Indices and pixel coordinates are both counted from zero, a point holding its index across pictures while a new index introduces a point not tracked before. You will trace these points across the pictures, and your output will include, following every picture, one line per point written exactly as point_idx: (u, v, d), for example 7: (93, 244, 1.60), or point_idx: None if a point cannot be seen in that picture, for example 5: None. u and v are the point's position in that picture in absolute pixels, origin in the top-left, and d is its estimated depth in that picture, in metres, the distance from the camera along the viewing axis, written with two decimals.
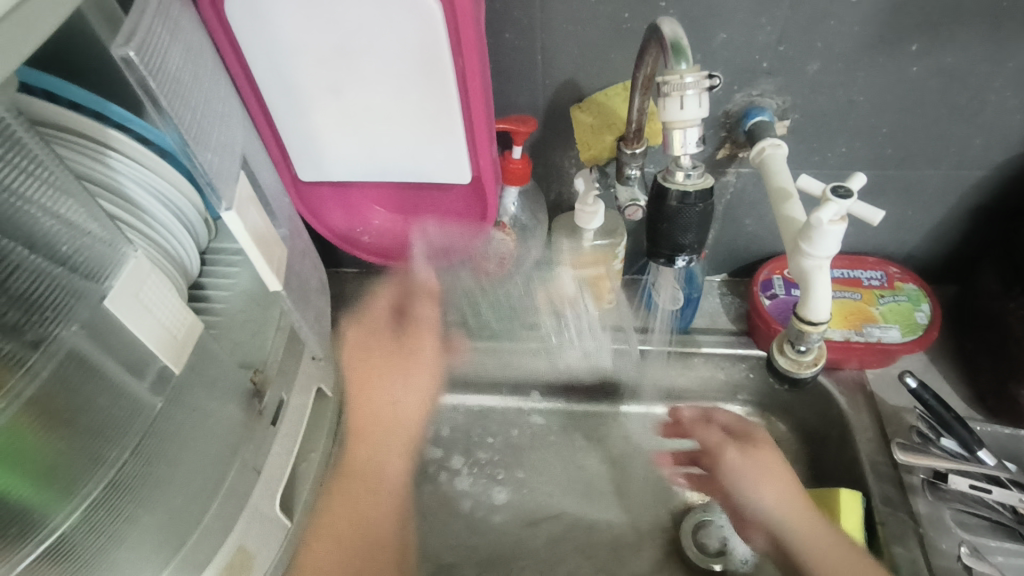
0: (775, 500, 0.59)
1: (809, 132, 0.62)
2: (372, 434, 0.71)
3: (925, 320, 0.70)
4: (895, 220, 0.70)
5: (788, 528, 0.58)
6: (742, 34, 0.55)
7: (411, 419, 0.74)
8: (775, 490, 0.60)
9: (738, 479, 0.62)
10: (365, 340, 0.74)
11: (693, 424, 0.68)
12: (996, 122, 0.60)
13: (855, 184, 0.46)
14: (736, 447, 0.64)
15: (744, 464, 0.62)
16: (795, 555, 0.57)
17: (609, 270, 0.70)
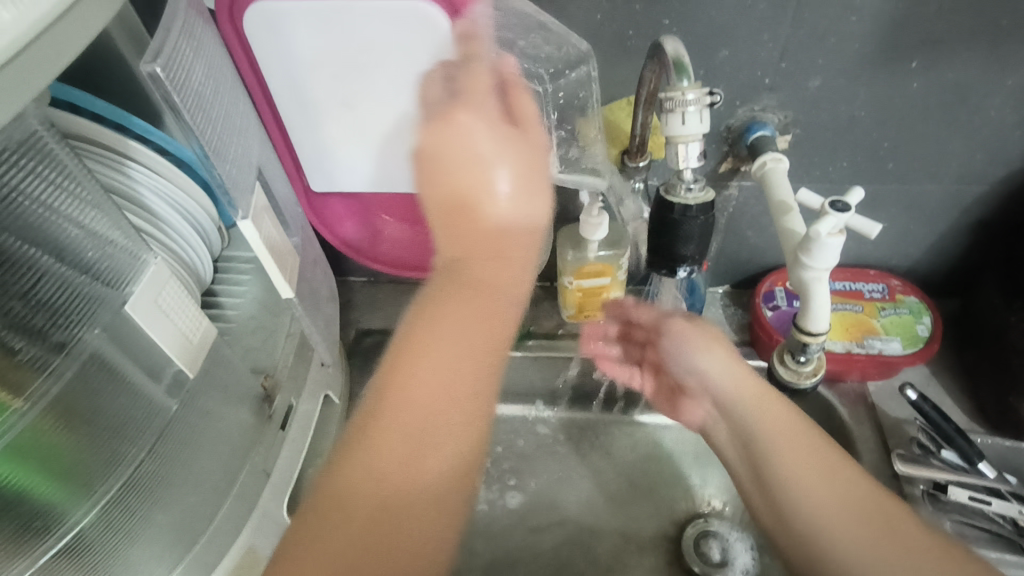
0: (729, 381, 0.53)
1: (810, 147, 0.64)
2: (446, 303, 0.43)
3: (926, 333, 0.70)
4: (896, 234, 0.71)
5: (751, 412, 0.51)
6: (744, 51, 0.57)
7: (507, 273, 0.46)
8: (727, 364, 0.54)
9: (711, 375, 0.54)
10: (481, 120, 0.45)
11: (645, 308, 0.63)
12: (995, 137, 0.61)
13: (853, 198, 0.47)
14: (684, 321, 0.58)
15: (695, 339, 0.57)
16: (767, 457, 0.48)
17: (613, 280, 0.71)
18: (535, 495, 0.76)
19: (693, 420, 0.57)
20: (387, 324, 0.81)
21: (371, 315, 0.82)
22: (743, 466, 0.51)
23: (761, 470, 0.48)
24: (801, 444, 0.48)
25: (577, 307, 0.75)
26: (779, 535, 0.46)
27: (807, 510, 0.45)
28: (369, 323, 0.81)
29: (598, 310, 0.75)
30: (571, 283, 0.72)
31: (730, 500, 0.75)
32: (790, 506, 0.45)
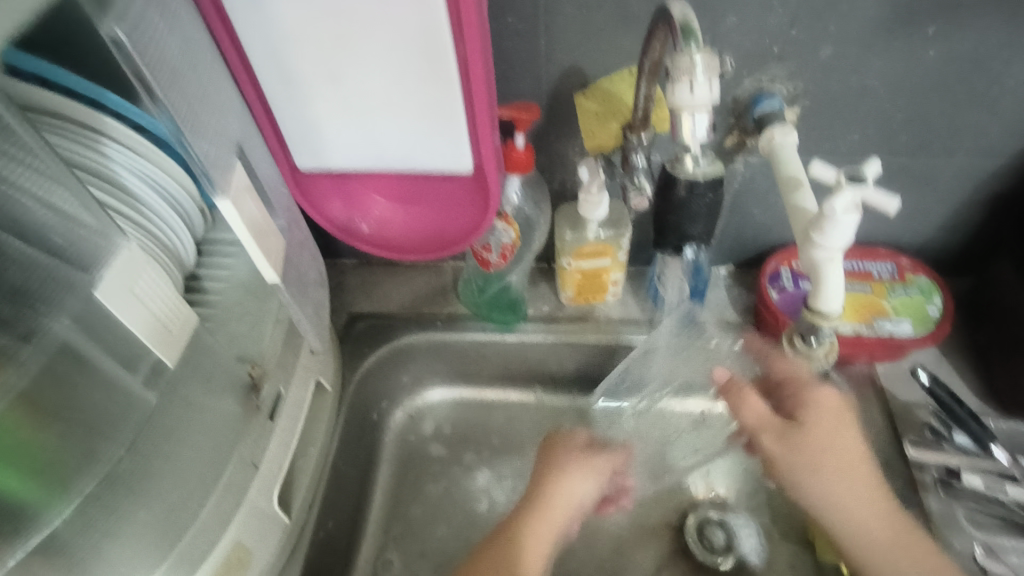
0: (834, 455, 0.55)
1: (819, 120, 0.61)
2: (537, 522, 0.63)
3: (938, 314, 0.68)
4: (906, 211, 0.69)
5: (845, 487, 0.54)
6: (752, 18, 0.54)
7: (570, 485, 0.66)
8: (843, 448, 0.55)
9: (789, 463, 0.56)
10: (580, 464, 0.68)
11: (745, 397, 0.60)
12: (1014, 108, 0.59)
13: (871, 171, 0.44)
14: (824, 396, 0.57)
15: (827, 430, 0.56)
16: (857, 556, 0.54)
17: (613, 262, 0.70)
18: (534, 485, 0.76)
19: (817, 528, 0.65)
20: (378, 308, 0.79)
21: (363, 298, 0.80)
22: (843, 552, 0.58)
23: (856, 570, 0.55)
24: (889, 512, 0.54)
25: (576, 290, 0.74)
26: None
27: (860, 527, 0.54)
28: (360, 306, 0.79)
29: (598, 292, 0.74)
30: (569, 265, 0.69)
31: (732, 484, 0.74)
32: None
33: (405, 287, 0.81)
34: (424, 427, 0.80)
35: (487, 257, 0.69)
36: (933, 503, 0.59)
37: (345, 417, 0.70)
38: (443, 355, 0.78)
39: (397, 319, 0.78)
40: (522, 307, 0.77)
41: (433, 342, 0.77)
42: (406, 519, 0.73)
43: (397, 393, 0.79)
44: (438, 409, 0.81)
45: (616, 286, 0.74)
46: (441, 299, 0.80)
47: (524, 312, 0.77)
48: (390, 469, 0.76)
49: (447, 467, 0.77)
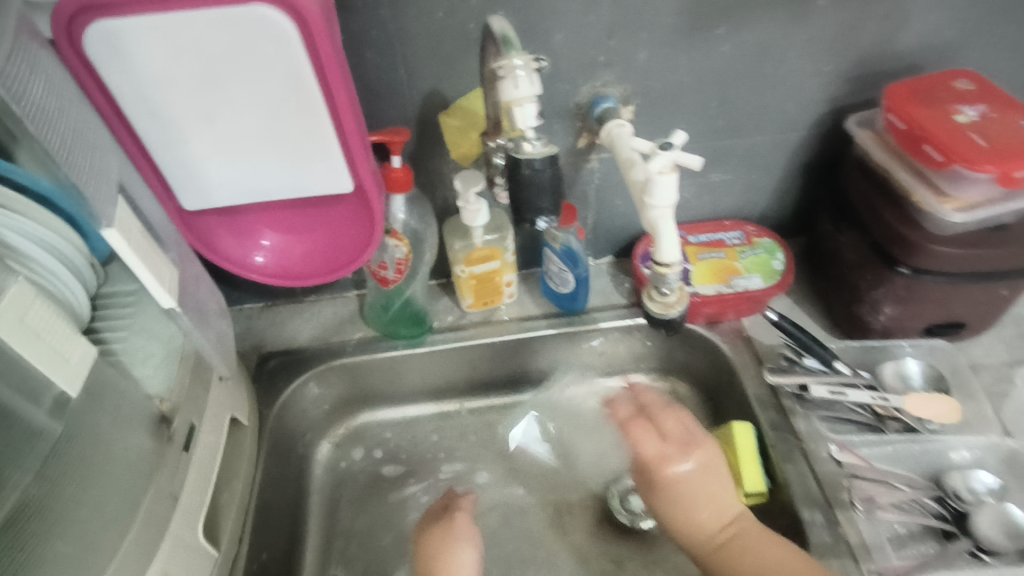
0: (693, 498, 0.62)
1: (651, 115, 0.71)
2: None
3: (781, 266, 0.80)
4: (742, 185, 0.81)
5: (699, 517, 0.61)
6: (575, 34, 0.63)
7: None
8: (707, 488, 0.62)
9: (659, 502, 0.64)
10: None
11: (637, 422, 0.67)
12: (801, 87, 0.71)
13: (677, 141, 0.53)
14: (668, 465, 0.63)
15: (702, 481, 0.62)
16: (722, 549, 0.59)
17: (503, 263, 0.79)
18: (462, 491, 0.80)
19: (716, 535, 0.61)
20: (289, 344, 0.82)
21: (273, 336, 0.83)
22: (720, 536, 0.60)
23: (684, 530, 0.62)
24: (735, 516, 0.61)
25: (474, 295, 0.82)
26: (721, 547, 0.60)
27: (720, 546, 0.59)
28: (271, 345, 0.82)
29: (494, 295, 0.82)
30: (463, 272, 0.78)
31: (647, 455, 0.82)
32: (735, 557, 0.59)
33: (315, 320, 0.85)
34: (353, 454, 0.84)
35: (385, 275, 0.74)
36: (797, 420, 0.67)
37: (268, 451, 0.72)
38: (357, 378, 0.83)
39: (310, 351, 0.81)
40: (427, 319, 0.83)
41: (348, 367, 0.81)
42: (346, 540, 0.77)
43: (319, 424, 0.83)
44: (363, 433, 0.86)
45: (510, 287, 0.83)
46: (349, 325, 0.84)
47: (429, 323, 0.83)
48: (321, 502, 0.79)
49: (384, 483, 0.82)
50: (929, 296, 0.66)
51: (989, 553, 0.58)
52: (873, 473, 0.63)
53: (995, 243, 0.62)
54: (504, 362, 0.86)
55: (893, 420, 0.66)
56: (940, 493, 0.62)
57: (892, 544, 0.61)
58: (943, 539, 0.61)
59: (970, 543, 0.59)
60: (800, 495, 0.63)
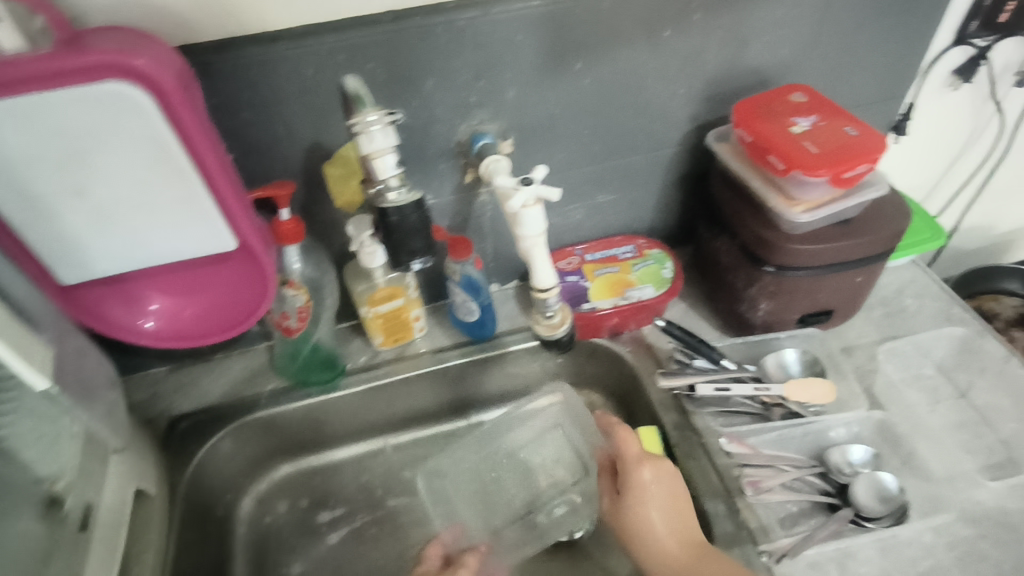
0: (654, 513, 0.63)
1: (528, 146, 0.75)
2: None
3: (670, 274, 0.85)
4: (626, 203, 0.86)
5: (661, 537, 0.62)
6: (444, 80, 0.66)
7: None
8: (668, 505, 0.64)
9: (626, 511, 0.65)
10: None
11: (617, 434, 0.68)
12: (662, 110, 0.77)
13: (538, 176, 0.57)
14: (640, 470, 0.65)
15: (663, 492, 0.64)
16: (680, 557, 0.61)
17: (407, 299, 0.80)
18: (389, 529, 0.83)
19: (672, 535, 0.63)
20: (199, 404, 0.81)
21: (181, 398, 0.81)
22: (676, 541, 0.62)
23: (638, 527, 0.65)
24: (693, 541, 0.62)
25: (384, 333, 0.83)
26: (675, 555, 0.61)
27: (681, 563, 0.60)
28: (179, 407, 0.80)
29: (404, 330, 0.84)
30: (369, 312, 0.79)
31: None
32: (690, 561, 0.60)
33: (224, 376, 0.84)
34: (277, 507, 0.85)
35: (288, 324, 0.75)
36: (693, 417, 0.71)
37: (182, 517, 0.71)
38: (275, 430, 0.83)
39: (221, 408, 0.80)
40: (339, 362, 0.84)
41: (263, 420, 0.81)
42: None
43: (239, 483, 0.84)
44: (287, 483, 0.87)
45: (419, 321, 0.85)
46: (261, 378, 0.84)
47: (341, 366, 0.84)
48: (245, 561, 0.79)
49: (311, 532, 0.83)
50: (796, 289, 0.73)
51: (868, 518, 0.64)
52: (761, 459, 0.68)
53: (843, 236, 0.68)
54: (421, 397, 0.88)
55: (780, 406, 0.72)
56: (823, 469, 0.68)
57: (785, 522, 0.66)
58: (830, 511, 0.66)
59: (851, 511, 0.64)
60: (705, 489, 0.66)
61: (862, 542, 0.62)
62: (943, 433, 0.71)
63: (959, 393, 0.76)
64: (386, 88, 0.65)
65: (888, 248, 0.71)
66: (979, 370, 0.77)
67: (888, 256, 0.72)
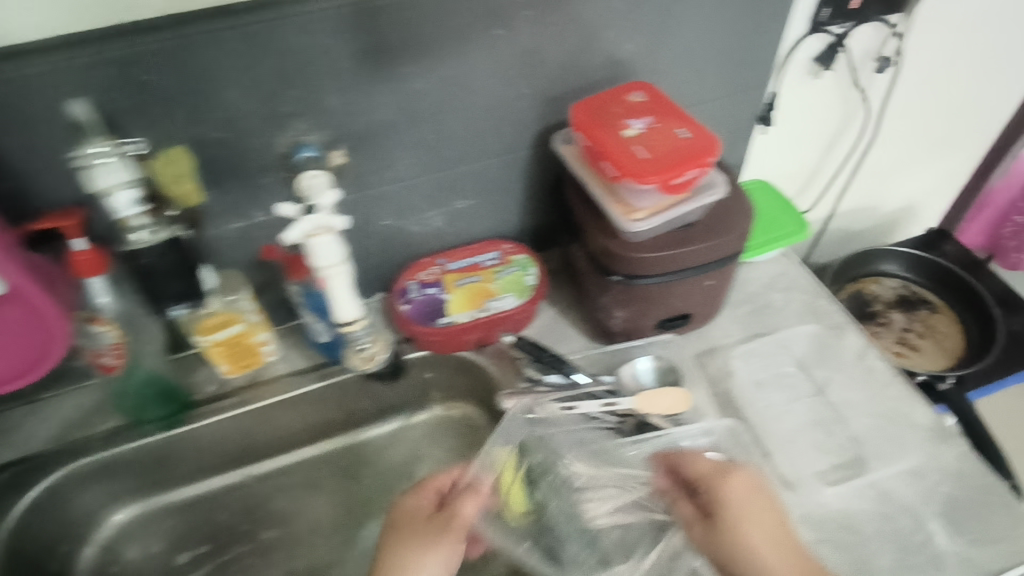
0: (764, 534, 0.56)
1: (365, 156, 0.68)
2: None
3: (533, 281, 0.82)
4: (488, 207, 0.82)
5: (777, 565, 0.55)
6: (246, 89, 0.59)
7: None
8: (769, 524, 0.57)
9: (723, 539, 0.57)
10: None
11: (688, 457, 0.62)
12: (510, 111, 0.71)
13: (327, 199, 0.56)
14: (728, 485, 0.59)
15: (756, 514, 0.57)
16: None
17: (246, 324, 0.74)
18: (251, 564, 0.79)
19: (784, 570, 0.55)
20: (22, 452, 0.73)
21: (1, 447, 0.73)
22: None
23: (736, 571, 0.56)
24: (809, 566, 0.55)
25: (229, 361, 0.77)
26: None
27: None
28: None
29: (251, 356, 0.77)
30: (205, 342, 0.72)
31: None
32: None
33: (52, 418, 0.76)
34: (126, 553, 0.79)
35: (103, 360, 0.68)
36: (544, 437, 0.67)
37: None
38: (114, 472, 0.76)
39: (46, 455, 0.73)
40: (182, 394, 0.77)
41: (97, 465, 0.74)
42: None
43: (80, 531, 0.77)
44: (136, 527, 0.81)
45: (268, 345, 0.78)
46: (95, 420, 0.76)
47: (184, 398, 0.77)
48: None
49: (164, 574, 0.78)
50: (648, 297, 0.70)
51: None
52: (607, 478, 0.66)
53: (685, 242, 0.66)
54: (280, 423, 0.83)
55: (633, 418, 0.70)
56: None
57: (627, 546, 0.63)
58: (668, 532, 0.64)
59: None
60: None
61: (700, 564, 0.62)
62: (799, 436, 0.71)
63: (817, 392, 0.75)
64: (183, 99, 0.57)
65: (738, 250, 0.69)
66: (839, 366, 0.77)
67: (739, 257, 0.71)
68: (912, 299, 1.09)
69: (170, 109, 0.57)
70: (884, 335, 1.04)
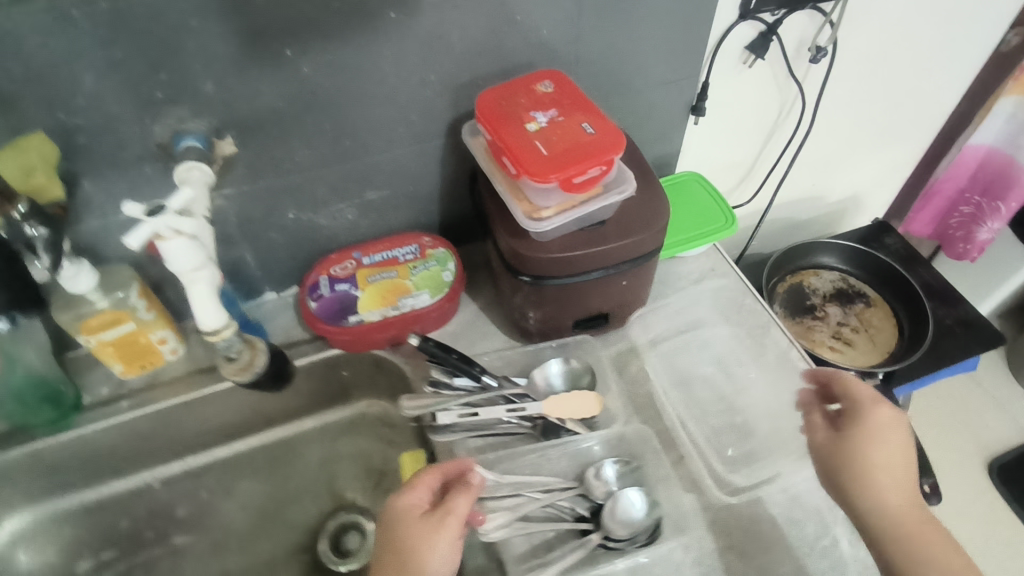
0: (886, 454, 0.57)
1: (256, 144, 0.64)
2: None
3: (451, 277, 0.78)
4: (405, 199, 0.77)
5: (885, 487, 0.56)
6: (106, 72, 0.54)
7: None
8: (897, 454, 0.57)
9: (847, 447, 0.59)
10: None
11: (847, 376, 0.63)
12: (418, 99, 0.67)
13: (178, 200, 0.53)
14: (878, 413, 0.58)
15: (890, 446, 0.57)
16: (899, 537, 0.55)
17: (137, 323, 0.69)
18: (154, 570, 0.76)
19: (866, 507, 0.56)
20: None
21: None
22: (902, 508, 0.56)
23: (846, 495, 0.58)
24: (917, 508, 0.56)
25: (123, 361, 0.72)
26: (889, 531, 0.55)
27: (893, 521, 0.55)
28: None
29: (149, 356, 0.73)
30: (91, 341, 0.68)
31: (365, 489, 0.82)
32: (895, 533, 0.55)
33: None
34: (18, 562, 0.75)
35: None
36: (440, 444, 0.68)
37: None
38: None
39: None
40: (65, 391, 0.72)
41: None
42: None
43: None
44: (28, 533, 0.76)
45: (167, 343, 0.74)
46: None
47: (67, 395, 0.73)
48: None
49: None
50: (559, 297, 0.67)
51: (617, 541, 0.61)
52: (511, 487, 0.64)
53: (593, 242, 0.63)
54: (183, 425, 0.79)
55: (541, 422, 0.68)
56: (582, 491, 0.64)
57: (538, 550, 0.61)
58: (580, 536, 0.62)
59: (597, 534, 0.61)
60: None
61: (610, 568, 0.60)
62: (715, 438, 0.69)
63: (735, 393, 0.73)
64: (32, 83, 0.52)
65: (656, 247, 0.66)
66: (758, 367, 0.76)
67: (658, 255, 0.68)
68: (849, 292, 1.08)
69: (19, 94, 0.52)
70: (820, 327, 1.04)
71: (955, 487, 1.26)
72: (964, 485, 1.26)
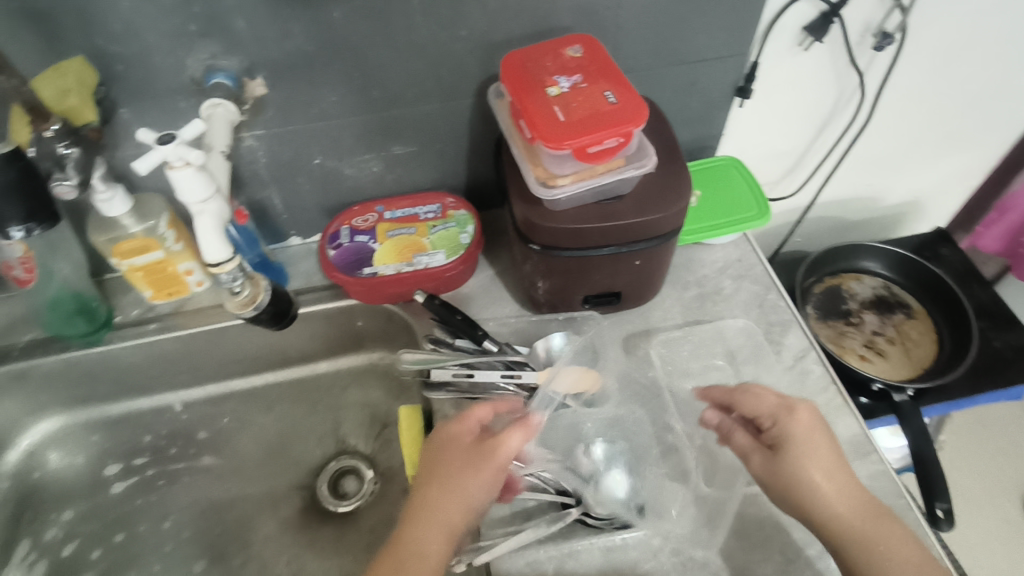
0: (821, 463, 0.54)
1: (286, 87, 0.65)
2: None
3: (468, 240, 0.78)
4: (431, 157, 0.78)
5: (829, 493, 0.53)
6: (143, 2, 0.55)
7: None
8: (830, 456, 0.55)
9: (784, 465, 0.55)
10: None
11: (747, 392, 0.59)
12: (447, 55, 0.66)
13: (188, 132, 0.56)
14: (797, 421, 0.56)
15: (819, 452, 0.55)
16: (853, 540, 0.52)
17: (166, 252, 0.72)
18: (165, 485, 0.80)
19: (822, 514, 0.53)
20: None
21: None
22: (851, 509, 0.53)
23: (796, 509, 0.54)
24: (861, 501, 0.54)
25: (152, 286, 0.76)
26: (844, 530, 0.53)
27: (841, 524, 0.53)
28: None
29: (175, 285, 0.76)
30: (123, 265, 0.71)
31: (367, 438, 0.84)
32: (851, 534, 0.52)
33: None
34: (48, 460, 0.81)
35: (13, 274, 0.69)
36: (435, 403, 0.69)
37: None
38: (35, 381, 0.78)
39: None
40: (99, 306, 0.77)
41: (17, 371, 0.76)
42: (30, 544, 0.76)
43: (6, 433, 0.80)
44: (61, 436, 0.82)
45: (194, 275, 0.76)
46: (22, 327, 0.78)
47: (101, 312, 0.77)
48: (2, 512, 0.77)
49: (84, 484, 0.81)
50: (568, 269, 0.66)
51: (595, 519, 0.61)
52: None
53: (606, 217, 0.61)
54: (204, 354, 0.83)
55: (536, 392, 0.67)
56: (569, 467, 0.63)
57: (516, 518, 0.62)
58: (561, 509, 0.62)
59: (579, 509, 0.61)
60: None
61: (587, 544, 0.61)
62: None
63: None
64: (74, 7, 0.55)
65: (675, 228, 0.64)
66: (772, 365, 0.73)
67: (676, 237, 0.65)
68: (889, 301, 1.02)
69: (63, 17, 0.55)
70: (856, 335, 0.99)
71: (991, 523, 1.18)
72: (1000, 521, 1.18)
